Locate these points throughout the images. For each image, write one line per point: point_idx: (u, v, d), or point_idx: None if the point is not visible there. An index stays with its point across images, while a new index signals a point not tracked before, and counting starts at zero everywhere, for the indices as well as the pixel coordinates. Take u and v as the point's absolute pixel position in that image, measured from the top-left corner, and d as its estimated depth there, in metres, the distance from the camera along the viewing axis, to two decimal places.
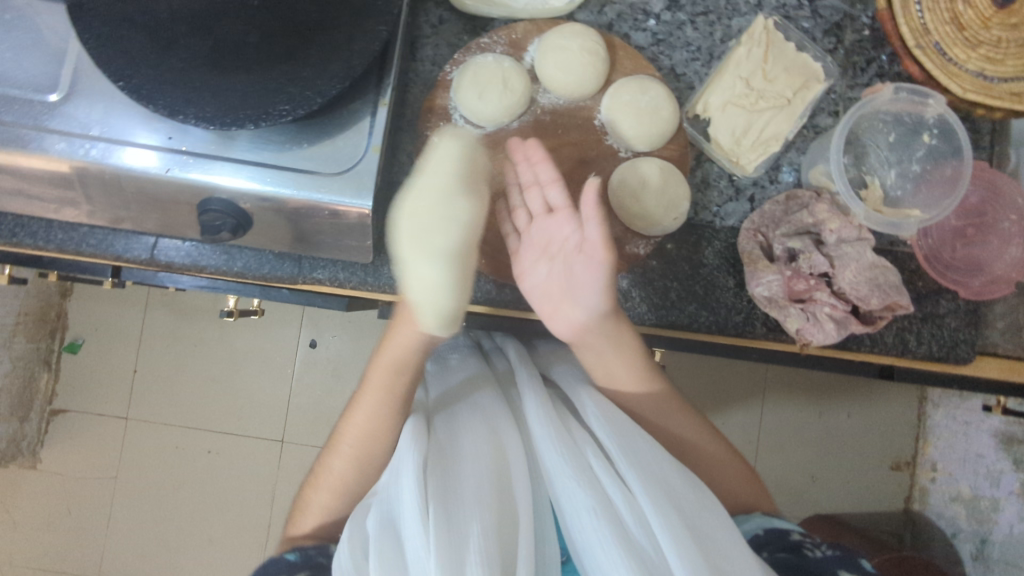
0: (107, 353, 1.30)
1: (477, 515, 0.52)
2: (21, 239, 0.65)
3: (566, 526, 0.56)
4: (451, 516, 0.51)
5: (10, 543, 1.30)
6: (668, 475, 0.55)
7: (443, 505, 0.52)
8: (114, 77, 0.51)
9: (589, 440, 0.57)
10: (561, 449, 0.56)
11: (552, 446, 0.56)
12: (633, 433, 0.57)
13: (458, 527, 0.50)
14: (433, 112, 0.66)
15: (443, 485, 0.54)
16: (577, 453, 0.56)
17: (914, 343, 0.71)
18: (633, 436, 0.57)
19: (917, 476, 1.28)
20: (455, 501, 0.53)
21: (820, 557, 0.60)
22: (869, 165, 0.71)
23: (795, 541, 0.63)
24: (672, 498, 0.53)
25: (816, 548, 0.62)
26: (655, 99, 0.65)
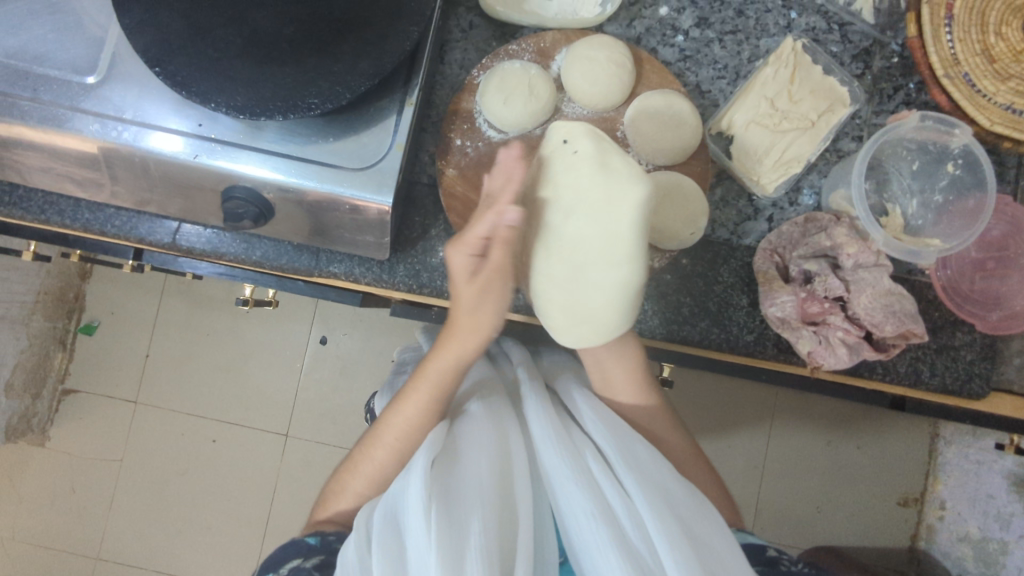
0: (122, 337, 1.32)
1: (480, 511, 0.52)
2: (49, 217, 0.67)
3: (566, 534, 0.55)
4: (454, 510, 0.51)
5: (13, 518, 1.31)
6: (671, 487, 0.55)
7: (446, 499, 0.52)
8: (150, 62, 0.53)
9: (594, 449, 0.57)
10: (564, 454, 0.56)
11: (556, 451, 0.57)
12: (636, 447, 0.58)
13: (458, 522, 0.50)
14: (458, 115, 0.67)
15: (447, 481, 0.54)
16: (581, 460, 0.56)
17: (927, 375, 0.70)
18: (637, 450, 0.58)
19: (926, 513, 1.26)
20: (458, 496, 0.53)
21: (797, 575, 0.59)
22: (890, 192, 0.71)
23: (772, 557, 0.61)
24: (674, 509, 0.53)
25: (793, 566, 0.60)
26: (680, 112, 0.65)
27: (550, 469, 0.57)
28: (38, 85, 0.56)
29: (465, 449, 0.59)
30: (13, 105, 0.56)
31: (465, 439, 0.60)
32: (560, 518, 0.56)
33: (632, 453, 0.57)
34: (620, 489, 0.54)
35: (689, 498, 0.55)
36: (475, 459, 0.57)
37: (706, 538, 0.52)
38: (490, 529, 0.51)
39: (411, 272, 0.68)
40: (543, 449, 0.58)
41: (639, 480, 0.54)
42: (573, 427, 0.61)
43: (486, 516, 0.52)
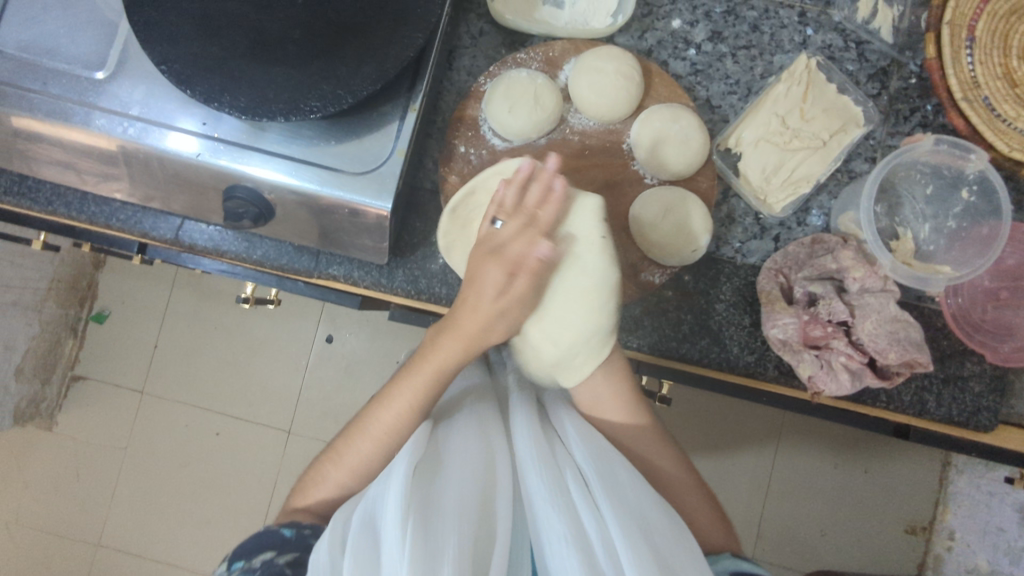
0: (131, 326, 1.34)
1: (456, 523, 0.51)
2: (55, 209, 0.67)
3: (540, 557, 0.54)
4: (429, 520, 0.50)
5: (18, 501, 1.33)
6: (651, 520, 0.54)
7: (423, 509, 0.51)
8: (157, 60, 0.53)
9: (577, 472, 0.57)
10: (548, 475, 0.55)
11: (539, 471, 0.56)
12: (620, 476, 0.57)
13: (434, 531, 0.49)
14: (463, 122, 0.67)
15: (428, 491, 0.54)
16: (564, 483, 0.55)
17: (933, 406, 0.68)
18: (620, 480, 0.57)
19: (933, 543, 1.22)
20: (436, 507, 0.52)
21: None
22: (902, 217, 0.69)
23: None
24: (651, 543, 0.51)
25: None
26: (685, 129, 0.64)
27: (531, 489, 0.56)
28: (48, 78, 0.57)
29: (449, 462, 0.58)
30: (22, 98, 0.56)
31: (450, 451, 0.60)
32: (535, 541, 0.55)
33: (615, 483, 0.56)
34: (598, 516, 0.53)
35: (667, 536, 0.54)
36: (457, 472, 0.57)
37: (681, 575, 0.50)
38: (464, 542, 0.50)
39: (410, 277, 0.68)
40: (527, 468, 0.57)
41: (618, 510, 0.53)
42: (559, 450, 0.60)
43: (461, 529, 0.51)
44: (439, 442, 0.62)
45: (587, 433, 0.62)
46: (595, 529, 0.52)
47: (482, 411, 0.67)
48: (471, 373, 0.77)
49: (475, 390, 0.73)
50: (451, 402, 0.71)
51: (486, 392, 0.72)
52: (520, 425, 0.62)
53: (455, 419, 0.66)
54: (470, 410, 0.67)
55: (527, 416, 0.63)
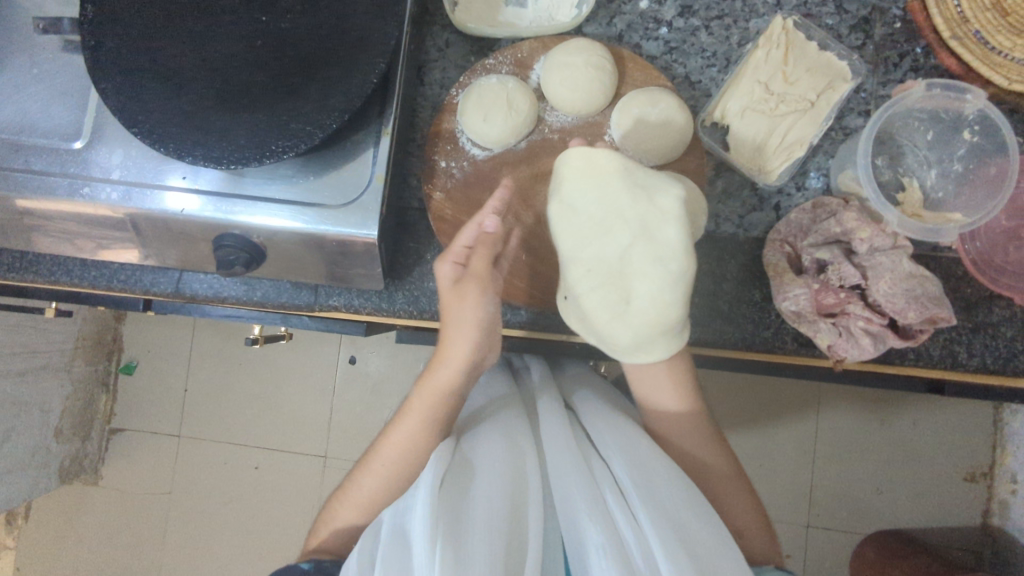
0: (159, 374, 1.37)
1: (488, 533, 0.50)
2: (58, 278, 0.69)
3: (577, 562, 0.53)
4: (461, 534, 0.50)
5: (77, 555, 1.38)
6: (689, 522, 0.52)
7: (454, 523, 0.51)
8: (128, 123, 0.53)
9: (611, 479, 0.56)
10: (581, 482, 0.54)
11: (574, 478, 0.55)
12: (657, 479, 0.55)
13: (465, 546, 0.49)
14: (439, 137, 0.66)
15: (457, 505, 0.53)
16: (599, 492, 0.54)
17: (965, 356, 0.65)
18: (656, 478, 0.55)
19: (996, 488, 1.18)
20: (468, 519, 0.51)
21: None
22: (905, 165, 0.66)
23: None
24: (690, 547, 0.50)
25: None
26: (666, 111, 0.63)
27: (564, 498, 0.55)
28: (27, 154, 0.58)
29: (481, 469, 0.58)
30: (6, 178, 0.57)
31: (481, 458, 0.59)
32: (570, 546, 0.54)
33: (652, 487, 0.54)
34: (634, 523, 0.52)
35: (709, 533, 0.52)
36: (489, 479, 0.56)
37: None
38: (497, 554, 0.49)
39: (410, 298, 0.68)
40: (561, 475, 0.56)
41: (654, 515, 0.51)
42: (592, 456, 0.59)
43: (494, 540, 0.50)
44: (467, 450, 0.62)
45: (622, 433, 0.61)
46: (631, 536, 0.51)
47: (512, 417, 0.66)
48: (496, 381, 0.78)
49: (501, 395, 0.72)
50: (478, 410, 0.70)
51: (511, 398, 0.71)
52: (551, 431, 0.61)
53: (484, 426, 0.65)
54: (497, 417, 0.67)
55: (558, 421, 0.62)
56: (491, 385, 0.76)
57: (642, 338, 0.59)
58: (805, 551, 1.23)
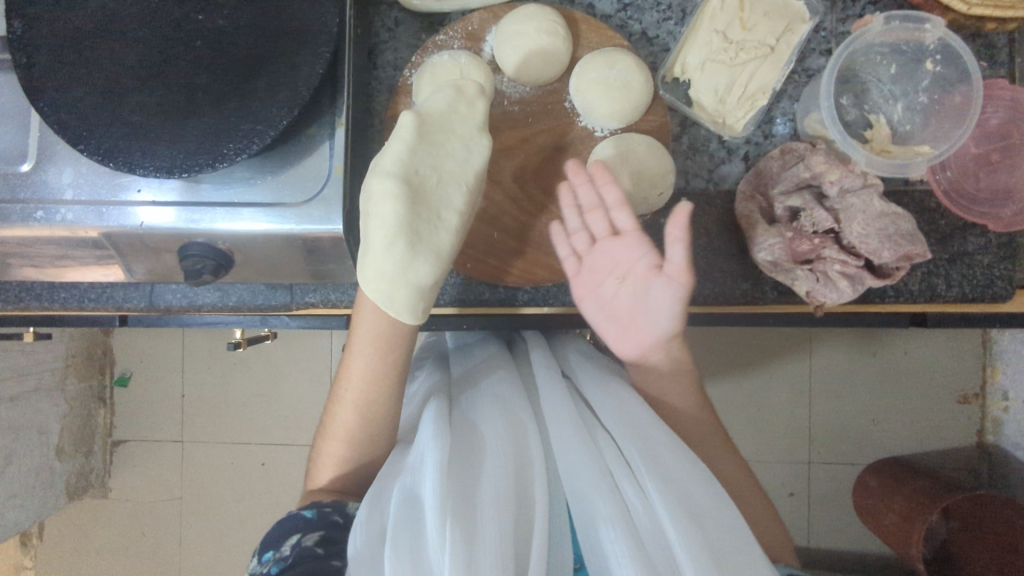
0: (153, 383, 1.37)
1: (498, 510, 0.49)
2: (27, 303, 0.68)
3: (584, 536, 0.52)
4: (471, 514, 0.49)
5: (96, 567, 1.40)
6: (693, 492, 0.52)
7: (463, 498, 0.50)
8: (73, 142, 0.52)
9: (616, 451, 0.55)
10: (588, 459, 0.53)
11: (581, 455, 0.54)
12: (660, 447, 0.55)
13: (474, 522, 0.48)
14: (398, 120, 0.65)
15: (463, 476, 0.52)
16: (603, 465, 0.53)
17: (943, 288, 0.66)
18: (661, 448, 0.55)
19: (989, 407, 1.21)
20: (476, 494, 0.50)
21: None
22: (871, 102, 0.66)
23: None
24: (699, 522, 0.49)
25: None
26: (623, 71, 0.62)
27: (570, 470, 0.54)
28: None
29: (485, 440, 0.56)
30: None
31: (484, 430, 0.58)
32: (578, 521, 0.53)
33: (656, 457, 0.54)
34: (641, 498, 0.51)
35: (716, 505, 0.51)
36: (494, 450, 0.55)
37: (735, 549, 0.49)
38: (508, 534, 0.48)
39: None
40: (567, 449, 0.55)
41: (662, 489, 0.51)
42: (595, 425, 0.58)
43: (502, 514, 0.49)
44: (469, 417, 0.60)
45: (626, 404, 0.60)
46: (639, 509, 0.51)
47: (510, 385, 0.65)
48: (488, 344, 0.76)
49: (496, 360, 0.71)
50: (473, 373, 0.69)
51: (506, 364, 0.70)
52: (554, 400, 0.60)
53: (482, 393, 0.64)
54: (494, 385, 0.65)
55: (559, 393, 0.61)
56: (482, 351, 0.74)
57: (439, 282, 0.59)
58: (807, 487, 1.25)
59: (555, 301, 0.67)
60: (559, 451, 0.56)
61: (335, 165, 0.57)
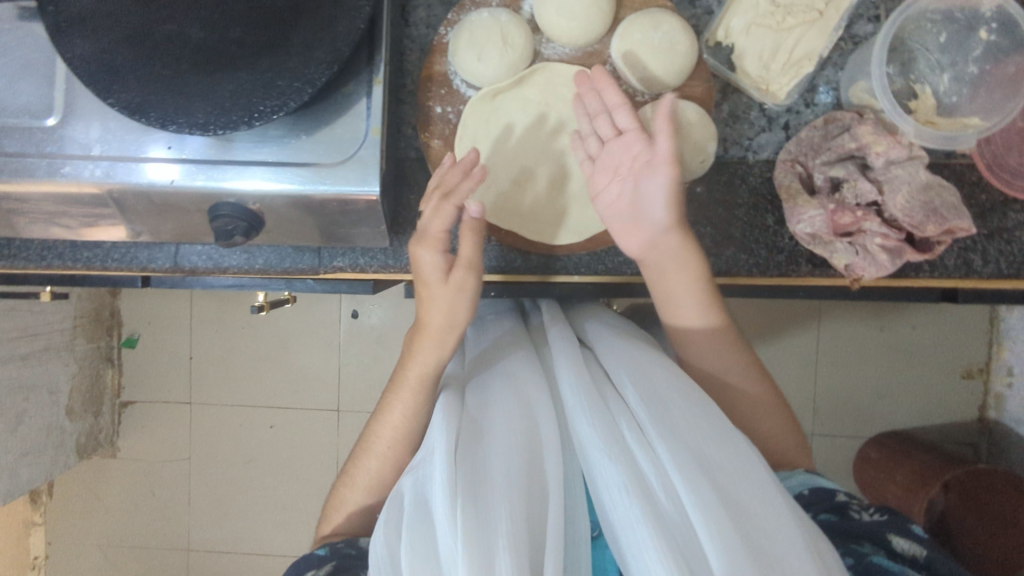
0: (162, 344, 1.36)
1: (510, 489, 0.47)
2: (50, 262, 0.67)
3: (600, 510, 0.50)
4: (482, 495, 0.46)
5: (105, 525, 1.41)
6: (711, 453, 0.49)
7: (473, 480, 0.47)
8: (103, 94, 0.50)
9: (629, 416, 0.52)
10: (594, 422, 0.50)
11: (587, 418, 0.51)
12: (675, 409, 0.52)
13: (486, 506, 0.45)
14: (432, 80, 0.64)
15: (473, 458, 0.50)
16: (615, 430, 0.50)
17: (979, 264, 0.65)
18: (676, 412, 0.51)
19: (993, 382, 1.22)
20: (486, 474, 0.48)
21: (865, 521, 0.56)
22: (917, 71, 0.64)
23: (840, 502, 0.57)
24: (714, 484, 0.46)
25: (863, 511, 0.57)
26: (668, 34, 0.60)
27: (581, 439, 0.51)
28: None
29: (495, 419, 0.54)
30: None
31: (492, 408, 0.55)
32: (592, 493, 0.51)
33: (670, 420, 0.51)
34: (654, 460, 0.48)
35: (734, 464, 0.48)
36: (503, 429, 0.52)
37: (751, 507, 0.46)
38: (520, 510, 0.46)
39: None
40: (576, 416, 0.52)
41: (674, 451, 0.48)
42: (608, 391, 0.55)
43: (515, 494, 0.46)
44: (480, 399, 0.58)
45: (636, 367, 0.57)
46: (653, 472, 0.48)
47: (524, 358, 0.63)
48: (506, 321, 0.74)
49: (514, 336, 0.69)
50: (490, 352, 0.67)
51: (524, 340, 0.68)
52: (565, 369, 0.57)
53: (496, 369, 0.62)
54: (503, 363, 0.63)
55: (569, 363, 0.58)
56: (501, 326, 0.73)
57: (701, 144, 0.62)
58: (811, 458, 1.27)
59: (587, 270, 0.66)
60: (568, 418, 0.54)
61: (372, 126, 0.56)
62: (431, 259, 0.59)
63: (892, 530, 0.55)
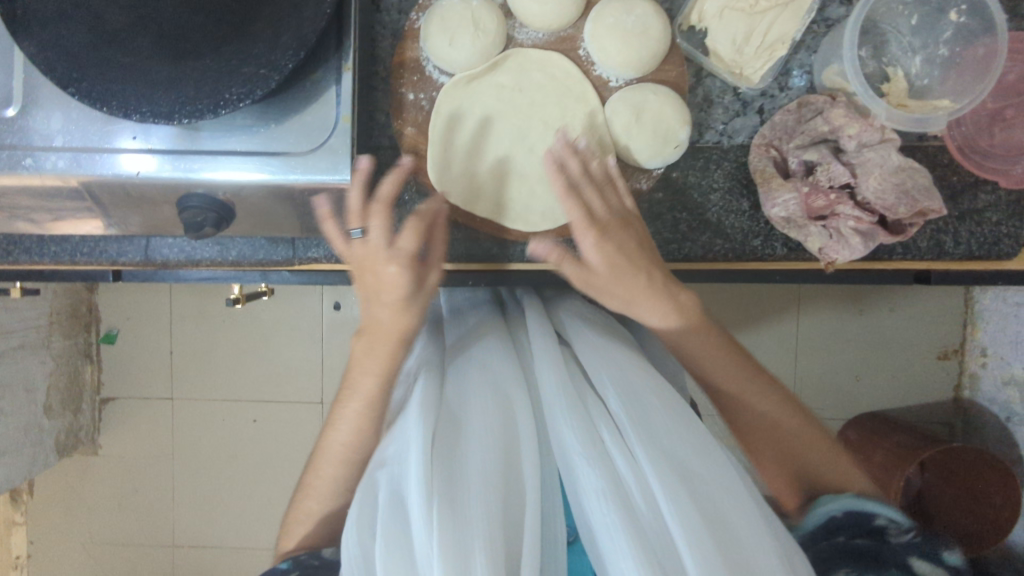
0: (141, 340, 1.34)
1: (487, 491, 0.46)
2: (17, 256, 0.66)
3: (578, 511, 0.50)
4: (459, 497, 0.46)
5: (88, 522, 1.39)
6: (690, 462, 0.49)
7: (451, 483, 0.47)
8: (62, 82, 0.49)
9: (610, 420, 0.52)
10: (576, 426, 0.50)
11: (567, 421, 0.51)
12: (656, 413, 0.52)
13: (463, 509, 0.45)
14: (405, 67, 0.63)
15: (450, 458, 0.49)
16: (595, 434, 0.50)
17: (951, 245, 0.66)
18: (656, 417, 0.52)
19: (967, 362, 1.23)
20: (463, 475, 0.48)
21: (900, 545, 0.50)
22: (889, 55, 0.64)
23: (878, 523, 0.51)
24: (691, 492, 0.47)
25: (900, 535, 0.51)
26: (641, 18, 0.60)
27: (560, 442, 0.51)
28: None
29: (473, 417, 0.53)
30: None
31: (469, 406, 0.54)
32: (570, 494, 0.50)
33: (651, 424, 0.51)
34: (634, 467, 0.48)
35: (712, 472, 0.49)
36: (482, 428, 0.52)
37: (729, 516, 0.46)
38: (496, 512, 0.46)
39: None
40: (555, 419, 0.52)
41: (653, 458, 0.48)
42: (588, 392, 0.55)
43: (492, 496, 0.46)
44: (458, 393, 0.57)
45: (617, 368, 0.57)
46: (630, 479, 0.48)
47: (501, 352, 0.62)
48: (480, 313, 0.74)
49: (490, 327, 0.69)
50: (464, 343, 0.67)
51: (500, 333, 0.67)
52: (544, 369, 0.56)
53: (472, 360, 0.61)
54: (478, 356, 0.62)
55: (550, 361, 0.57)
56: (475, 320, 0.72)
57: (659, 140, 0.61)
58: None
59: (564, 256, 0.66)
60: (548, 421, 0.53)
61: (342, 113, 0.55)
62: (402, 273, 0.53)
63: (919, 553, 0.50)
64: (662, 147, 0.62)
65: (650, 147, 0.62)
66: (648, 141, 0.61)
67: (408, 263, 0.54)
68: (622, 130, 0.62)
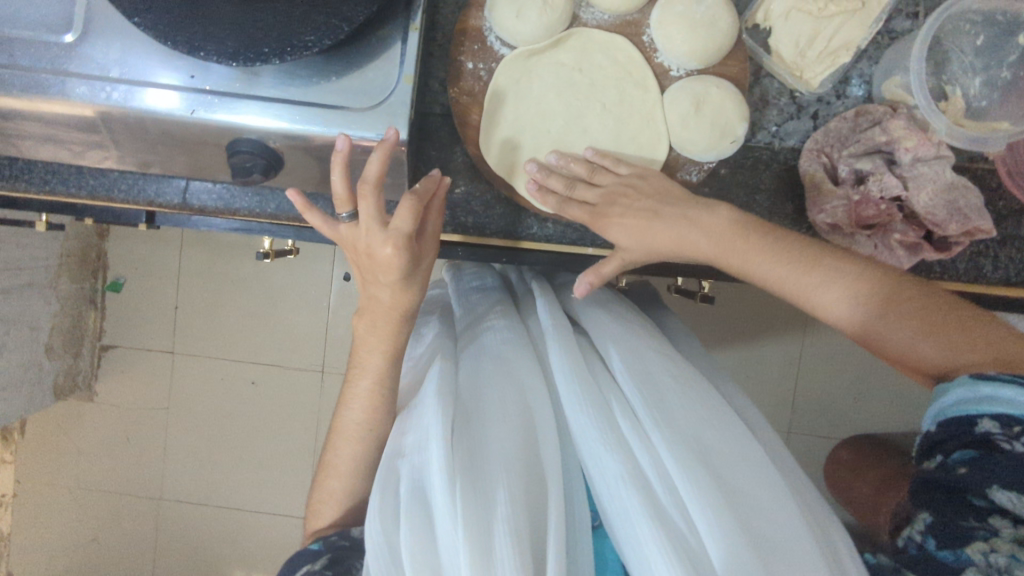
0: (147, 290, 1.33)
1: (508, 474, 0.46)
2: (53, 187, 0.65)
3: (597, 495, 0.49)
4: (481, 482, 0.46)
5: (76, 467, 1.39)
6: (710, 446, 0.49)
7: (471, 467, 0.47)
8: (129, 13, 0.48)
9: (624, 404, 0.52)
10: (593, 411, 0.50)
11: (581, 407, 0.50)
12: (671, 398, 0.51)
13: (484, 493, 0.45)
14: (466, 35, 0.62)
15: (470, 444, 0.49)
16: (611, 418, 0.50)
17: (989, 270, 0.66)
18: (674, 403, 0.51)
19: None
20: (483, 461, 0.47)
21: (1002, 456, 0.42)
22: (950, 73, 0.64)
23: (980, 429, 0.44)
24: (712, 473, 0.46)
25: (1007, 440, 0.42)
26: (711, 8, 0.59)
27: (575, 428, 0.51)
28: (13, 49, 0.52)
29: (489, 399, 0.53)
30: None
31: (484, 388, 0.54)
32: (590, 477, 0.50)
33: (668, 407, 0.51)
34: (652, 451, 0.48)
35: (732, 458, 0.48)
36: (501, 411, 0.51)
37: (752, 501, 0.46)
38: (518, 494, 0.46)
39: None
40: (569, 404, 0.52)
41: (672, 441, 0.48)
42: (604, 378, 0.55)
43: (512, 480, 0.46)
44: (474, 376, 0.57)
45: (633, 351, 0.56)
46: (648, 463, 0.48)
47: (522, 335, 0.62)
48: (493, 295, 0.73)
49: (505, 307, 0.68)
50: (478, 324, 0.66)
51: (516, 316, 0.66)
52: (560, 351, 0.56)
53: (485, 344, 0.61)
54: (493, 338, 0.61)
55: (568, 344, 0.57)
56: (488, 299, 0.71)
57: (715, 130, 0.60)
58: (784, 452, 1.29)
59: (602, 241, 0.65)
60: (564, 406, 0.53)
61: (404, 70, 0.54)
62: (399, 254, 0.53)
63: (1000, 480, 0.41)
64: (718, 138, 0.61)
65: (705, 137, 0.61)
66: (705, 131, 0.61)
67: (407, 238, 0.53)
68: (677, 119, 0.62)
